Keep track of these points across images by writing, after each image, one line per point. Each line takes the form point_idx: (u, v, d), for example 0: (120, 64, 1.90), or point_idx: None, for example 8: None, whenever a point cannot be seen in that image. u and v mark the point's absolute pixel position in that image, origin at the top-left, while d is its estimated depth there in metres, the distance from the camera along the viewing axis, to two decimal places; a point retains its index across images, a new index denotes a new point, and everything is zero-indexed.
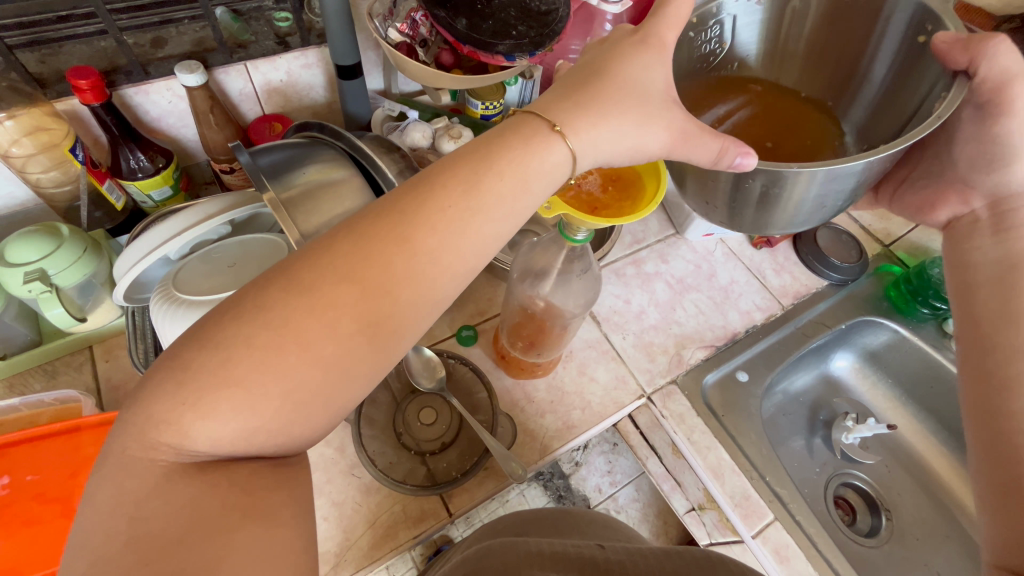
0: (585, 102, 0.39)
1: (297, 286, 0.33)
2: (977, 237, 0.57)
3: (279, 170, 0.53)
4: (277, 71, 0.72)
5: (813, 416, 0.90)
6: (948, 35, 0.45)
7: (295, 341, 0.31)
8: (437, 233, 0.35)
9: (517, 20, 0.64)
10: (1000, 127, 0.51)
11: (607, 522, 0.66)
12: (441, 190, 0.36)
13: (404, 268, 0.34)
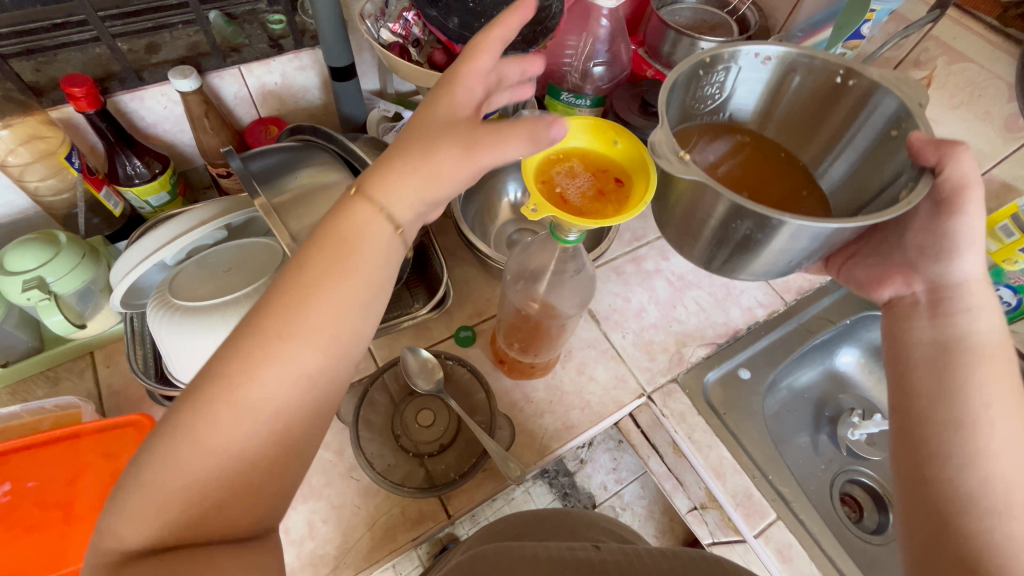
0: (382, 159, 0.38)
1: (176, 436, 0.33)
2: (915, 318, 0.50)
3: (271, 175, 0.53)
4: (272, 74, 0.72)
5: (818, 412, 0.89)
6: (923, 135, 0.45)
7: (194, 476, 0.32)
8: (287, 314, 0.35)
9: (510, 16, 0.63)
10: (955, 225, 0.47)
11: (608, 525, 0.67)
12: (284, 289, 0.36)
13: (265, 355, 0.34)
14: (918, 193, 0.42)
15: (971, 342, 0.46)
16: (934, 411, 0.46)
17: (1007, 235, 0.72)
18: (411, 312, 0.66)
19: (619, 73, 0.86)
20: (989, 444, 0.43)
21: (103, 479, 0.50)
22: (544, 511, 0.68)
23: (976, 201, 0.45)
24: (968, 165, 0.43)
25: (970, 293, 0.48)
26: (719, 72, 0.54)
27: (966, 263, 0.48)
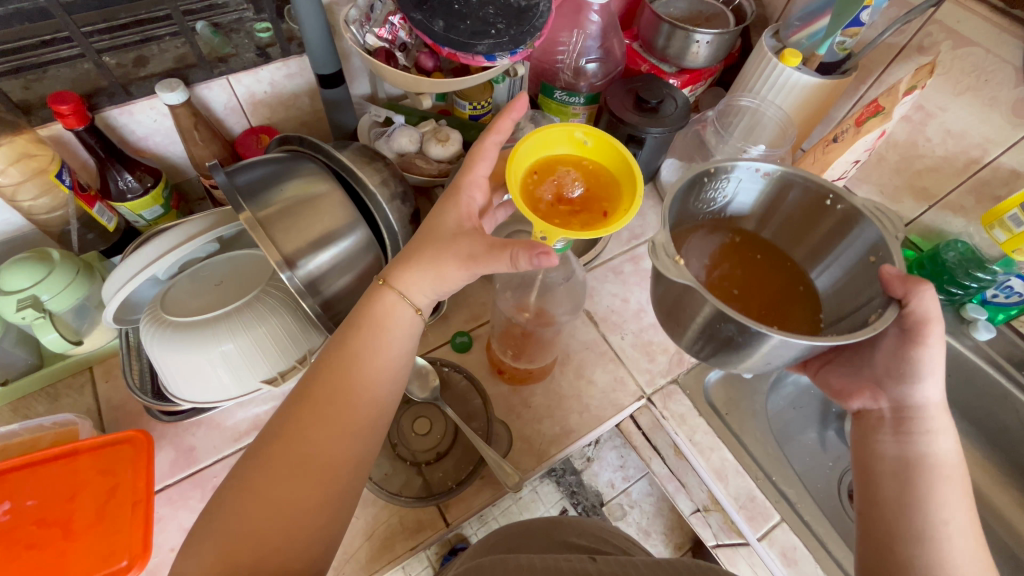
0: (403, 258, 0.49)
1: (246, 483, 0.43)
2: (880, 435, 0.50)
3: (257, 188, 0.52)
4: (261, 83, 0.72)
5: (825, 409, 0.87)
6: (894, 269, 0.47)
7: (254, 511, 0.42)
8: (337, 385, 0.46)
9: (496, 17, 0.62)
10: (919, 355, 0.47)
11: (602, 533, 0.71)
12: (327, 364, 0.47)
13: (319, 418, 0.45)
14: (888, 315, 0.45)
15: (931, 461, 0.47)
16: (899, 525, 0.45)
17: (1017, 225, 0.69)
18: None
19: (612, 69, 0.85)
20: (954, 557, 0.42)
21: (101, 496, 0.50)
22: (540, 521, 0.72)
23: (936, 334, 0.47)
24: (932, 305, 0.45)
25: (933, 419, 0.48)
26: (715, 184, 0.56)
27: (928, 388, 0.48)
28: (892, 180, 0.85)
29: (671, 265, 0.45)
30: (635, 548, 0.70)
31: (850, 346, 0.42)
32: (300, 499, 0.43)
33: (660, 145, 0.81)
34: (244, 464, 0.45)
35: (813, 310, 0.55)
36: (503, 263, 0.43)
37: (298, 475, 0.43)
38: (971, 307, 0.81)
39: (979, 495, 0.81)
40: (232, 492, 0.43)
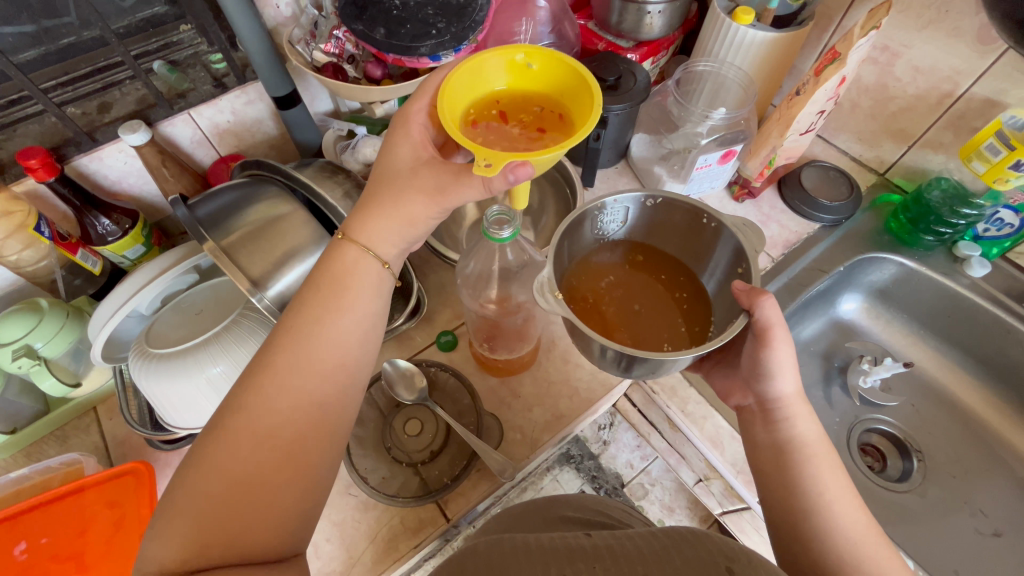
0: (361, 211, 0.50)
1: (208, 455, 0.41)
2: (753, 427, 0.52)
3: (221, 217, 0.54)
4: (222, 113, 0.74)
5: (827, 365, 0.87)
6: (742, 283, 0.50)
7: (218, 480, 0.40)
8: (301, 346, 0.45)
9: (436, 17, 0.63)
10: (769, 357, 0.49)
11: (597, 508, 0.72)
12: (288, 326, 0.46)
13: (285, 382, 0.44)
14: (736, 326, 0.48)
15: (800, 445, 0.49)
16: (804, 518, 0.46)
17: (994, 155, 0.67)
18: (389, 324, 0.67)
19: (568, 52, 0.85)
20: (848, 536, 0.44)
21: (110, 526, 0.53)
22: (539, 502, 0.73)
23: (782, 336, 0.49)
24: (773, 312, 0.48)
25: (787, 408, 0.50)
26: (599, 216, 0.58)
27: (780, 381, 0.50)
28: (868, 125, 0.83)
29: (551, 303, 0.49)
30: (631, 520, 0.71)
31: (740, 328, 0.48)
32: (268, 469, 0.41)
33: (626, 122, 0.81)
34: (202, 440, 0.42)
35: (706, 309, 0.58)
36: (475, 188, 0.46)
37: (264, 441, 0.42)
38: (964, 244, 0.79)
39: (995, 435, 0.79)
40: (196, 463, 0.41)
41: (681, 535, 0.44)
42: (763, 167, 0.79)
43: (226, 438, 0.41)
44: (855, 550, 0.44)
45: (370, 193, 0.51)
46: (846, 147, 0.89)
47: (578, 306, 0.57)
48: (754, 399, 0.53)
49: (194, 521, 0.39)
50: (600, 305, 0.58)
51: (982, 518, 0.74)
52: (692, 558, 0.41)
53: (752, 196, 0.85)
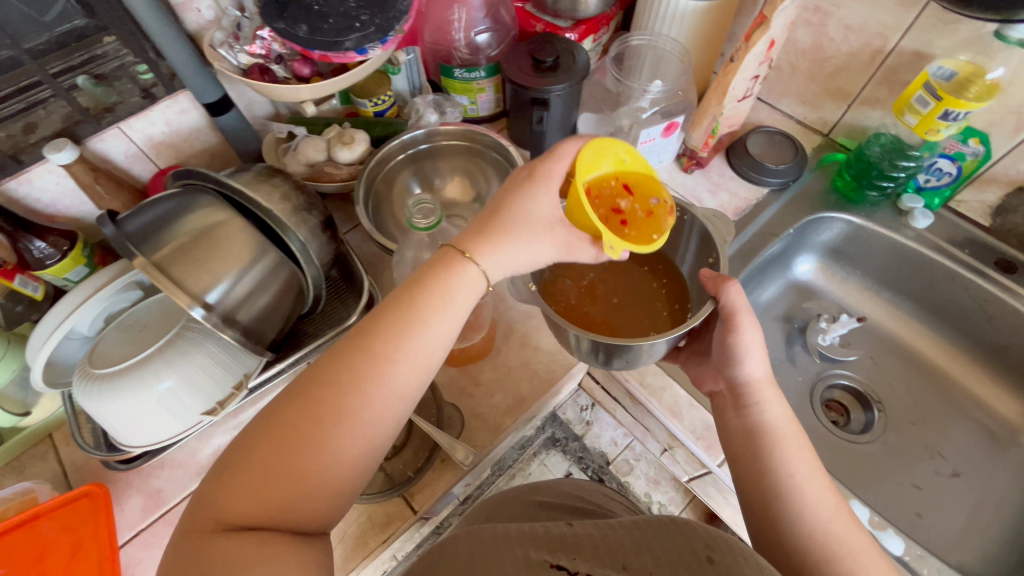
0: (485, 231, 0.49)
1: (279, 425, 0.41)
2: (726, 413, 0.53)
3: (151, 233, 0.52)
4: (155, 124, 0.72)
5: (787, 327, 0.88)
6: (710, 271, 0.52)
7: (289, 453, 0.40)
8: (391, 348, 0.44)
9: (359, 9, 0.62)
10: (736, 341, 0.51)
11: (576, 492, 0.73)
12: (387, 320, 0.45)
13: (375, 376, 0.43)
14: (702, 312, 0.50)
15: (769, 429, 0.49)
16: (767, 488, 0.47)
17: (923, 106, 0.69)
18: (343, 323, 0.67)
19: (506, 35, 0.85)
20: (812, 504, 0.45)
21: (67, 552, 0.52)
22: (518, 488, 0.74)
23: (747, 320, 0.51)
24: (739, 296, 0.50)
25: (759, 392, 0.51)
26: None
27: (749, 365, 0.51)
28: (809, 88, 0.84)
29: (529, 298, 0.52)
30: (608, 503, 0.73)
31: (705, 316, 0.50)
32: (326, 457, 0.41)
33: (570, 102, 0.80)
34: (271, 409, 0.42)
35: (682, 295, 0.59)
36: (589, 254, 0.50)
37: (341, 428, 0.41)
38: (907, 197, 0.80)
39: (950, 380, 0.82)
40: (262, 429, 0.41)
41: (666, 522, 0.39)
42: (707, 136, 0.79)
43: (308, 417, 0.41)
44: (826, 529, 0.44)
45: (488, 214, 0.50)
46: (791, 111, 0.90)
47: (554, 298, 0.58)
48: (725, 384, 0.54)
49: (254, 488, 0.39)
50: (578, 298, 0.59)
51: (942, 461, 0.76)
52: (669, 551, 0.36)
53: (701, 166, 0.85)
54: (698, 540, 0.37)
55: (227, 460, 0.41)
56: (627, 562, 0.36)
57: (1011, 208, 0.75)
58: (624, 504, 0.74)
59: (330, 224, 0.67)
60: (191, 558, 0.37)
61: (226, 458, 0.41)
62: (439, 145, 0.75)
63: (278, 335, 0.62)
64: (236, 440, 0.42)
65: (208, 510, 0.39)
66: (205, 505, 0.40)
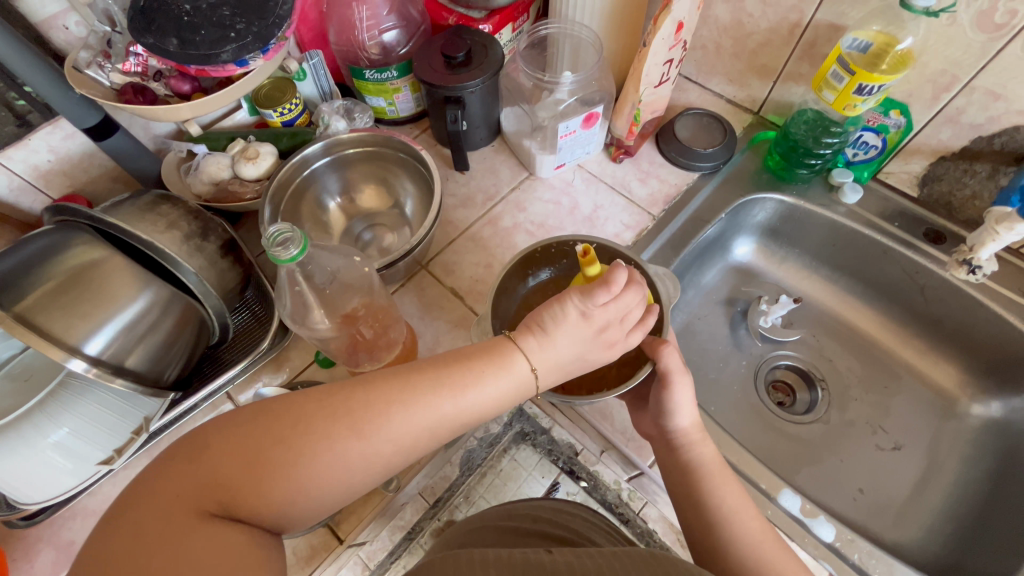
0: (563, 359, 0.50)
1: (313, 440, 0.41)
2: (663, 454, 0.55)
3: (13, 279, 0.48)
4: (38, 153, 0.67)
5: (730, 310, 0.87)
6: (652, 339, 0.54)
7: (319, 476, 0.41)
8: (448, 422, 0.46)
9: (234, 17, 0.57)
10: (669, 397, 0.52)
11: (553, 518, 0.62)
12: (453, 391, 0.46)
13: (419, 438, 0.45)
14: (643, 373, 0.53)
15: (698, 466, 0.52)
16: (703, 521, 0.50)
17: (839, 81, 0.67)
18: (255, 350, 0.64)
19: (417, 30, 0.81)
20: (749, 544, 0.48)
21: None
22: (491, 513, 0.63)
23: (682, 378, 0.52)
24: (673, 359, 0.52)
25: (690, 443, 0.53)
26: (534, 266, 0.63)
27: (679, 417, 0.53)
28: (735, 66, 0.82)
29: None
30: (592, 533, 0.60)
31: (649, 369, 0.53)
32: (342, 487, 0.43)
33: (486, 97, 0.77)
34: (305, 415, 0.42)
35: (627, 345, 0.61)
36: None
37: (369, 469, 0.44)
38: (837, 172, 0.79)
39: (890, 353, 0.82)
40: (292, 436, 0.41)
41: (645, 555, 0.40)
42: (630, 124, 0.77)
43: (349, 453, 0.42)
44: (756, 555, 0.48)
45: (573, 364, 0.50)
46: (720, 90, 0.88)
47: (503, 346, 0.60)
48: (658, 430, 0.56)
49: (265, 492, 0.40)
50: None
51: (884, 435, 0.76)
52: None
53: (629, 154, 0.83)
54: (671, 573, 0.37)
55: (242, 448, 0.40)
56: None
57: (936, 177, 0.74)
58: (606, 531, 0.62)
59: (235, 247, 0.63)
60: (169, 535, 0.36)
61: (237, 441, 0.40)
62: (343, 155, 0.72)
63: (181, 371, 0.59)
64: (257, 425, 0.41)
65: (211, 490, 0.38)
66: (196, 483, 0.39)
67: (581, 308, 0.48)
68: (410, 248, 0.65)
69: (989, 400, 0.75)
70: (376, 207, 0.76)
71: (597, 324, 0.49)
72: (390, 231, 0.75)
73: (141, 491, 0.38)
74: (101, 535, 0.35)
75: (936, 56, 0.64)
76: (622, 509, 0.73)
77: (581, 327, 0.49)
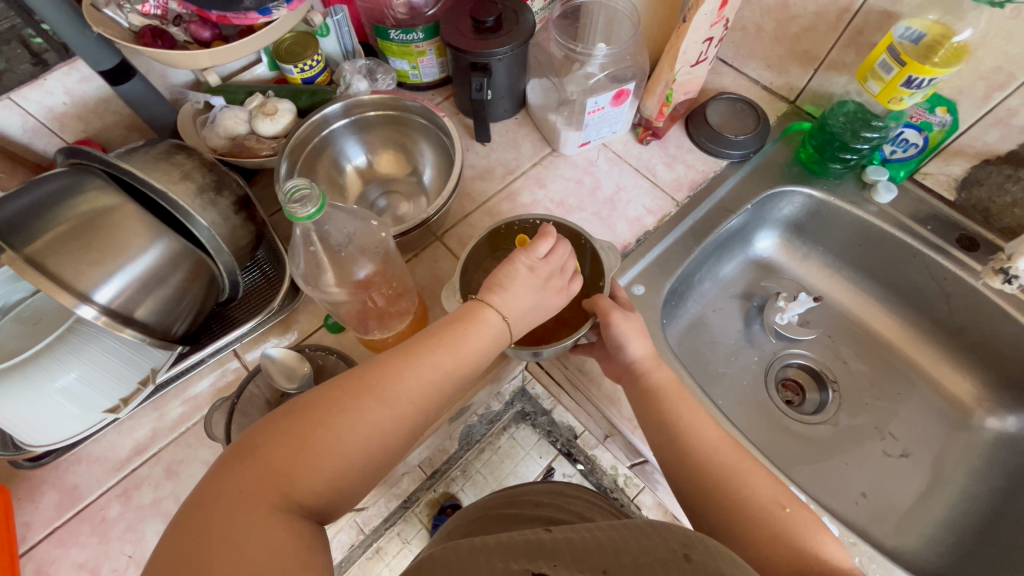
0: (529, 307, 0.51)
1: (343, 416, 0.42)
2: None
3: (25, 221, 0.48)
4: (54, 94, 0.65)
5: (746, 305, 0.85)
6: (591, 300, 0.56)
7: (357, 449, 0.41)
8: (457, 378, 0.47)
9: None
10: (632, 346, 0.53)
11: (556, 502, 0.61)
12: (458, 348, 0.47)
13: (440, 395, 0.46)
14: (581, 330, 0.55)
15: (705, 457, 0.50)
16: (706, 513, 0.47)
17: (887, 72, 0.63)
18: (266, 309, 0.62)
19: None
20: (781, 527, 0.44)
21: None
22: (493, 501, 0.63)
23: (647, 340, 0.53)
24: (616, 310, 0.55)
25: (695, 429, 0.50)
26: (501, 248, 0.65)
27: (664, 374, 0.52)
28: (775, 50, 0.79)
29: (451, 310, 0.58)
30: (594, 514, 0.59)
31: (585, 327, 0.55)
32: (381, 459, 0.43)
33: (514, 67, 0.74)
34: (329, 394, 0.43)
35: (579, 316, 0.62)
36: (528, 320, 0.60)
37: (402, 434, 0.44)
38: (872, 169, 0.76)
39: (906, 360, 0.80)
40: (324, 414, 0.41)
41: (642, 524, 0.37)
42: (661, 104, 0.74)
43: (378, 419, 0.42)
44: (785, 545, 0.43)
45: (532, 313, 0.51)
46: (757, 76, 0.84)
47: None
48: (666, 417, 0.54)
49: (316, 473, 0.39)
50: None
51: (892, 441, 0.75)
52: (644, 551, 0.34)
53: (656, 136, 0.80)
54: (674, 537, 0.35)
55: (283, 436, 0.40)
56: (607, 564, 0.32)
57: (977, 181, 0.71)
58: (610, 513, 0.61)
59: (248, 204, 0.62)
60: (233, 532, 0.34)
61: (279, 433, 0.40)
62: (362, 117, 0.70)
63: (190, 326, 0.59)
64: (290, 416, 0.41)
65: (265, 485, 0.37)
66: (245, 475, 0.38)
67: (528, 262, 0.50)
68: (426, 217, 0.63)
69: (1005, 414, 0.73)
70: (391, 174, 0.74)
71: (544, 275, 0.51)
72: (406, 199, 0.73)
73: (191, 502, 0.37)
74: (165, 549, 0.34)
75: (994, 51, 0.60)
76: (617, 494, 0.75)
77: (531, 280, 0.50)
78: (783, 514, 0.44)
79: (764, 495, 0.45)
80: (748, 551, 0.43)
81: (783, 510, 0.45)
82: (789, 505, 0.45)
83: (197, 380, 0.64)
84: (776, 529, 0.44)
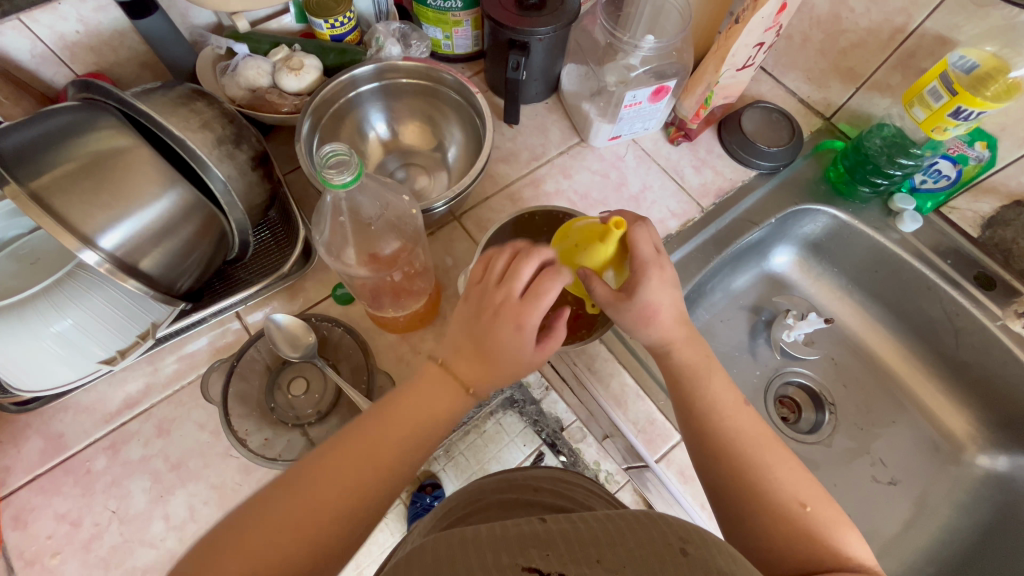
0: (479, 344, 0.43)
1: (260, 518, 0.38)
2: None
3: (29, 153, 0.45)
4: (67, 21, 0.61)
5: (754, 318, 0.85)
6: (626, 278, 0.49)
7: (276, 548, 0.37)
8: (392, 451, 0.42)
9: None
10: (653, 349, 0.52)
11: (556, 487, 0.58)
12: (388, 420, 0.43)
13: (371, 472, 0.41)
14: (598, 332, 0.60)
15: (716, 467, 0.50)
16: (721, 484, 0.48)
17: (935, 100, 0.62)
18: (279, 272, 0.60)
19: None
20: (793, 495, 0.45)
21: None
22: (490, 483, 0.59)
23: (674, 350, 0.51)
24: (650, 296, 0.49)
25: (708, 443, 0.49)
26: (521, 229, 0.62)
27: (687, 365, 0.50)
28: (818, 63, 0.77)
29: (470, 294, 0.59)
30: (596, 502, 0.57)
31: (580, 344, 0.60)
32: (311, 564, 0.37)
33: (553, 49, 0.71)
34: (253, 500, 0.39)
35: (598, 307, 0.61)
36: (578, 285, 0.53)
37: (335, 525, 0.39)
38: (900, 197, 0.75)
39: (907, 391, 0.80)
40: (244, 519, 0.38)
41: (638, 516, 0.36)
42: (699, 106, 0.72)
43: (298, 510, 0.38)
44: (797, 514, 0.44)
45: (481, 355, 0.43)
46: (794, 87, 0.82)
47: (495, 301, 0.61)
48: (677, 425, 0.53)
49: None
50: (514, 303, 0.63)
51: (882, 467, 0.76)
52: (642, 542, 0.33)
53: (688, 138, 0.78)
54: (671, 531, 0.34)
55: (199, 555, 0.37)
56: (602, 554, 0.31)
57: (1004, 221, 0.71)
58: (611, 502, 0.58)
59: (265, 161, 0.59)
60: None
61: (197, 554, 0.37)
62: (393, 83, 0.67)
63: (195, 282, 0.56)
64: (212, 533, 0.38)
65: None
66: None
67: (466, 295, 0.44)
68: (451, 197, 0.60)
69: (997, 454, 0.74)
70: (415, 146, 0.72)
71: (480, 305, 0.43)
72: (425, 173, 0.71)
73: None
74: None
75: None
76: None
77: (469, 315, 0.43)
78: (804, 513, 0.44)
79: (784, 492, 0.45)
80: (762, 522, 0.44)
81: (804, 509, 0.44)
82: (809, 503, 0.45)
83: (195, 337, 0.62)
84: (794, 528, 0.44)
